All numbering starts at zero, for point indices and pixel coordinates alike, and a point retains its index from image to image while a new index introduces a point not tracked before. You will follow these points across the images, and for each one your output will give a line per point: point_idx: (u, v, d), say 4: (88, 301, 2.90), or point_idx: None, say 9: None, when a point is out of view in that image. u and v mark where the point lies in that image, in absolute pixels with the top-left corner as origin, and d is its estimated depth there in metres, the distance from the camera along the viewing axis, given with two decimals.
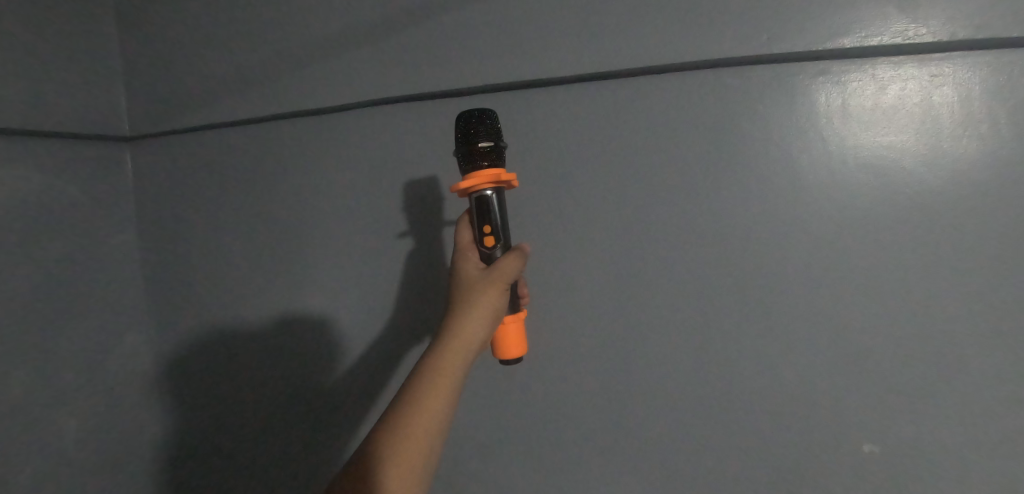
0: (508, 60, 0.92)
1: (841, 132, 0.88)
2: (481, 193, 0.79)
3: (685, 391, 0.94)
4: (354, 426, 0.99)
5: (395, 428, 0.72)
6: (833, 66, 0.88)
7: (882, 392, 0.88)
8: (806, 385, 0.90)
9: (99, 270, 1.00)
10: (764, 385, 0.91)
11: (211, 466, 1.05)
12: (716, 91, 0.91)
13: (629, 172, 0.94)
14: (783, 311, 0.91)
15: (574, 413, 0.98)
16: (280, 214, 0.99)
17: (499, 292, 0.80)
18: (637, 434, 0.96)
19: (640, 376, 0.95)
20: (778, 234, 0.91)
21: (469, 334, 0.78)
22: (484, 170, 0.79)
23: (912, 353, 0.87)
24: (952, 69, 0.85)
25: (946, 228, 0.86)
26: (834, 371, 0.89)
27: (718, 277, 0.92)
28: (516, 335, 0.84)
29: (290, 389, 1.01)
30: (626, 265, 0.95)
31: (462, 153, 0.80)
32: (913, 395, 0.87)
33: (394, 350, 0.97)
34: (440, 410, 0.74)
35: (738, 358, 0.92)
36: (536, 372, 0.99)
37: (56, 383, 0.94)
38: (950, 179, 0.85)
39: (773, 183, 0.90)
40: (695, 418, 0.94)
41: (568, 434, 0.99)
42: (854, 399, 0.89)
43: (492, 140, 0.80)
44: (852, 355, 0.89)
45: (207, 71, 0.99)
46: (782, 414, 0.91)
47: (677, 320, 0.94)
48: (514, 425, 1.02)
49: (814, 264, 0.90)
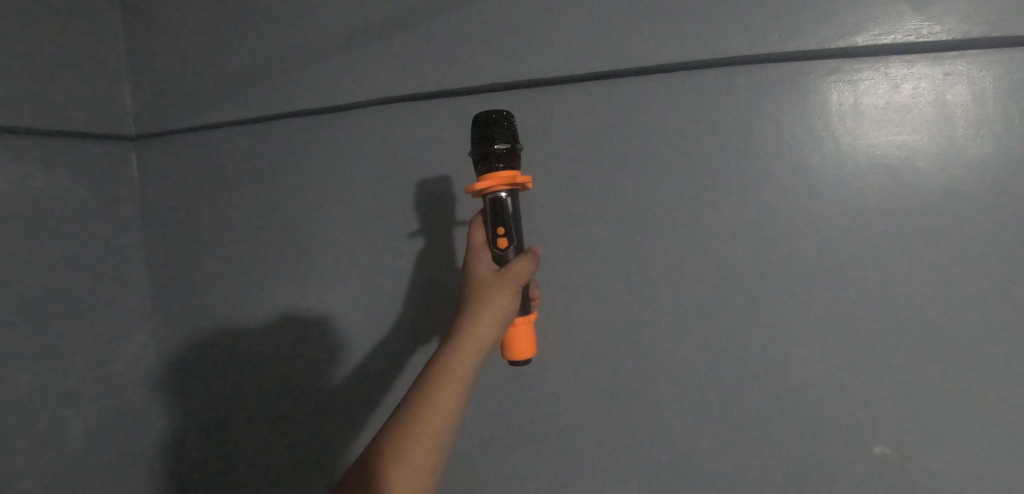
0: (510, 52, 0.81)
1: (850, 137, 0.75)
2: (495, 196, 0.64)
3: (696, 433, 0.80)
4: (355, 433, 0.92)
5: (379, 459, 0.57)
6: (845, 64, 0.75)
7: (923, 440, 0.74)
8: (830, 433, 0.76)
9: (92, 273, 0.95)
10: (791, 428, 0.77)
11: (212, 469, 1.01)
12: (725, 91, 0.78)
13: (643, 175, 0.80)
14: (814, 345, 0.76)
15: (589, 452, 0.84)
16: (279, 216, 0.94)
17: (511, 300, 0.64)
18: (641, 478, 0.82)
19: (642, 412, 0.82)
20: (816, 256, 0.76)
21: (456, 354, 0.61)
22: (502, 173, 0.64)
23: (955, 395, 0.73)
24: (965, 67, 0.72)
25: (993, 249, 0.72)
26: (875, 415, 0.75)
27: (737, 301, 0.78)
28: (526, 334, 0.67)
29: (284, 401, 0.96)
30: (629, 285, 0.81)
31: (480, 154, 0.65)
32: (962, 447, 0.73)
33: (395, 358, 0.90)
34: (437, 443, 0.58)
35: (758, 396, 0.78)
36: (550, 401, 0.84)
37: (60, 388, 0.90)
38: (983, 188, 0.72)
39: (787, 195, 0.77)
40: (708, 463, 0.80)
41: (579, 477, 0.84)
42: (892, 447, 0.75)
43: (512, 142, 0.65)
44: (895, 396, 0.75)
45: (202, 72, 0.95)
46: (820, 463, 0.77)
47: (689, 351, 0.80)
48: (524, 465, 0.86)
49: (847, 290, 0.76)
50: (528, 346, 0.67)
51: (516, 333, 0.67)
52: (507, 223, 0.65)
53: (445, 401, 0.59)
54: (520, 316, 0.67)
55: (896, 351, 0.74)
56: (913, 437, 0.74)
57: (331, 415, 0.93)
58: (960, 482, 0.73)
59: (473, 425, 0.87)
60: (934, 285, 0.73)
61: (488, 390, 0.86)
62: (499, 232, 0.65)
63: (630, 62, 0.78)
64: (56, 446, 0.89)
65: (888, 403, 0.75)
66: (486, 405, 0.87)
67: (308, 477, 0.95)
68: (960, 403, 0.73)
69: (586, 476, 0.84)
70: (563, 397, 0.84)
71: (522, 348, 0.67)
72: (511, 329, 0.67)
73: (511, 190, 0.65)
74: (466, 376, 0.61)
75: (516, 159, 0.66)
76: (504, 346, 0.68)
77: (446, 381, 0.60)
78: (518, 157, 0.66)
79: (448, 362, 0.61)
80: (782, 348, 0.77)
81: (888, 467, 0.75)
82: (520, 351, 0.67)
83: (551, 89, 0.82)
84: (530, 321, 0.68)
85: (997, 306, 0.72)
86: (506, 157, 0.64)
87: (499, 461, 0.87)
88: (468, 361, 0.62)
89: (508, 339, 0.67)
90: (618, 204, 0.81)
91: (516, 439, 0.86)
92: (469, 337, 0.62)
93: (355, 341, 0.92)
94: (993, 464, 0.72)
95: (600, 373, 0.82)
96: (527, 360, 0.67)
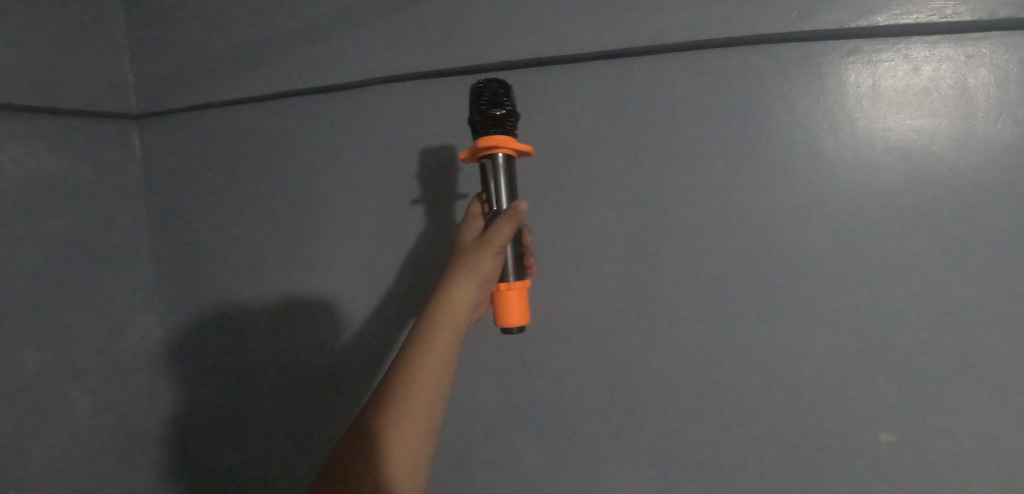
0: (522, 30, 0.79)
1: (867, 119, 0.73)
2: (487, 162, 0.65)
3: (704, 415, 0.79)
4: (350, 404, 0.93)
5: (377, 432, 0.58)
6: (865, 44, 0.73)
7: (934, 423, 0.73)
8: (836, 421, 0.76)
9: (97, 252, 0.94)
10: (800, 411, 0.77)
11: (210, 441, 1.02)
12: (740, 71, 0.76)
13: (654, 156, 0.79)
14: (825, 328, 0.76)
15: (596, 433, 0.83)
16: (284, 195, 0.93)
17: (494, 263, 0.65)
18: (648, 461, 0.82)
19: (646, 397, 0.81)
20: (826, 242, 0.75)
21: (439, 325, 0.63)
22: (499, 136, 0.63)
23: (967, 378, 0.72)
24: (989, 49, 0.70)
25: (1008, 233, 0.71)
26: (886, 398, 0.74)
27: (747, 284, 0.77)
28: (518, 300, 0.66)
29: (281, 373, 0.96)
30: (635, 270, 0.80)
31: (476, 118, 0.64)
32: (968, 432, 0.73)
33: (391, 332, 0.90)
34: (440, 379, 0.62)
35: (767, 378, 0.77)
36: (557, 382, 0.84)
37: (67, 367, 0.90)
38: (1001, 172, 0.71)
39: (801, 176, 0.75)
40: (716, 445, 0.79)
41: (586, 456, 0.84)
42: (901, 430, 0.74)
43: (509, 107, 0.63)
44: (907, 380, 0.74)
45: (204, 50, 0.93)
46: (828, 446, 0.76)
47: (698, 333, 0.79)
48: (531, 445, 0.86)
49: (861, 273, 0.74)
50: (519, 312, 0.66)
51: (507, 298, 0.65)
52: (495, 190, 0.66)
53: (444, 343, 0.63)
54: (513, 282, 0.66)
55: (906, 339, 0.74)
56: (921, 422, 0.74)
57: (331, 397, 0.94)
58: (966, 472, 0.73)
59: (475, 408, 0.87)
60: (944, 273, 0.72)
61: (490, 373, 0.86)
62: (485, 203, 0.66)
63: (642, 40, 0.76)
64: (62, 424, 0.89)
65: (896, 391, 0.74)
66: (491, 384, 0.86)
67: (305, 446, 0.96)
68: (972, 388, 0.72)
69: (588, 462, 0.84)
70: (570, 378, 0.83)
71: (512, 313, 0.65)
72: (502, 294, 0.65)
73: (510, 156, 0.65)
74: (451, 348, 0.63)
75: (513, 123, 0.64)
76: (496, 310, 0.66)
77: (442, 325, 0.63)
78: (516, 123, 0.64)
79: (434, 327, 0.63)
80: (791, 337, 0.76)
81: (892, 454, 0.75)
82: (512, 317, 0.65)
83: (559, 68, 0.81)
84: (523, 287, 0.66)
85: (1006, 294, 0.71)
86: (502, 120, 0.62)
87: (501, 443, 0.87)
88: (452, 333, 0.64)
89: (500, 303, 0.66)
90: (625, 188, 0.80)
91: (518, 423, 0.86)
92: (456, 300, 0.64)
93: (358, 322, 0.92)
94: (997, 451, 0.72)
95: (609, 354, 0.82)
96: (518, 326, 0.65)
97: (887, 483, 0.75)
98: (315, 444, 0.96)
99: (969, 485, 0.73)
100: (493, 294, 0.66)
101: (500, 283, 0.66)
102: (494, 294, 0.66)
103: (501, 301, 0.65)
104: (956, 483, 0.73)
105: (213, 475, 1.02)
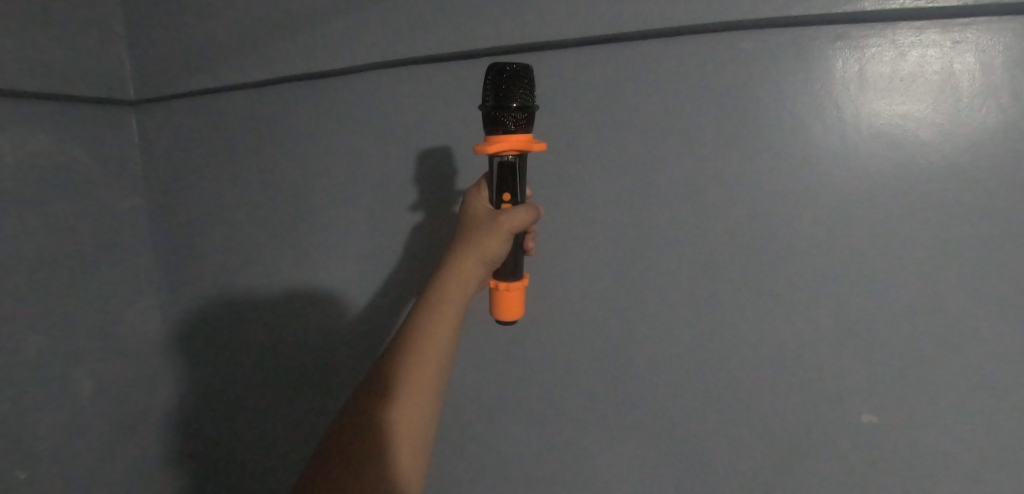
0: (511, 17, 0.80)
1: (853, 104, 0.73)
2: (506, 159, 0.64)
3: (679, 385, 0.83)
4: (342, 380, 0.96)
5: (391, 382, 0.61)
6: (853, 30, 0.72)
7: (901, 394, 0.76)
8: (808, 395, 0.79)
9: (97, 237, 0.97)
10: (773, 382, 0.79)
11: (211, 413, 1.06)
12: (727, 57, 0.76)
13: (638, 139, 0.80)
14: (801, 304, 0.77)
15: (578, 400, 0.88)
16: (279, 180, 0.95)
17: (501, 246, 0.64)
18: (624, 425, 0.86)
19: (626, 369, 0.85)
20: (801, 220, 0.76)
21: (435, 320, 0.63)
22: (516, 135, 0.62)
23: (936, 354, 0.74)
24: (976, 35, 0.70)
25: (984, 215, 0.71)
26: (857, 371, 0.77)
27: (726, 261, 0.79)
28: (517, 299, 0.68)
29: (277, 352, 0.99)
30: (625, 257, 0.82)
31: (493, 110, 0.62)
32: (937, 404, 0.75)
33: (384, 313, 0.92)
34: (447, 342, 0.63)
35: (741, 353, 0.80)
36: (543, 358, 0.88)
37: (69, 349, 0.93)
38: (982, 157, 0.71)
39: (783, 158, 0.76)
40: (690, 412, 0.83)
41: (569, 422, 0.89)
42: (870, 400, 0.77)
43: (527, 102, 0.63)
44: (878, 355, 0.76)
45: (199, 38, 0.94)
46: (798, 414, 0.79)
47: (680, 311, 0.81)
48: (517, 411, 0.91)
49: (835, 249, 0.76)
50: (517, 309, 0.68)
51: (506, 296, 0.67)
52: (512, 187, 0.65)
53: (452, 309, 0.64)
54: (514, 282, 0.67)
55: (889, 326, 0.75)
56: (889, 393, 0.76)
57: (324, 390, 0.97)
58: (942, 451, 0.75)
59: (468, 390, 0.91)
60: (929, 263, 0.73)
61: (480, 348, 0.90)
62: (504, 197, 0.66)
63: (631, 26, 0.76)
64: (67, 404, 0.93)
65: (879, 376, 0.76)
66: (481, 357, 0.91)
67: (300, 419, 1.00)
68: (941, 363, 0.74)
69: (580, 437, 0.89)
70: (556, 353, 0.87)
71: (510, 311, 0.68)
72: (501, 293, 0.67)
73: (518, 155, 0.64)
74: (460, 307, 0.64)
75: (528, 118, 0.63)
76: (493, 305, 0.69)
77: (449, 290, 0.64)
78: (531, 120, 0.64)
79: (443, 290, 0.64)
80: (770, 313, 0.78)
81: (858, 424, 0.77)
82: (508, 313, 0.68)
83: (553, 54, 0.81)
84: (522, 287, 0.68)
85: (980, 274, 0.72)
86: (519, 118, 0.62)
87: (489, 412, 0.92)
88: (461, 296, 0.64)
89: (498, 299, 0.68)
90: (616, 175, 0.81)
91: (510, 400, 0.91)
92: (462, 270, 0.65)
93: (351, 306, 0.94)
94: (963, 423, 0.74)
95: (593, 331, 0.85)
96: (513, 323, 0.68)
97: (853, 449, 0.78)
98: (309, 417, 0.99)
99: (944, 462, 0.75)
100: (493, 291, 0.68)
101: (500, 282, 0.67)
102: (493, 289, 0.68)
103: (504, 298, 0.68)
104: (920, 453, 0.76)
105: (213, 443, 1.07)
